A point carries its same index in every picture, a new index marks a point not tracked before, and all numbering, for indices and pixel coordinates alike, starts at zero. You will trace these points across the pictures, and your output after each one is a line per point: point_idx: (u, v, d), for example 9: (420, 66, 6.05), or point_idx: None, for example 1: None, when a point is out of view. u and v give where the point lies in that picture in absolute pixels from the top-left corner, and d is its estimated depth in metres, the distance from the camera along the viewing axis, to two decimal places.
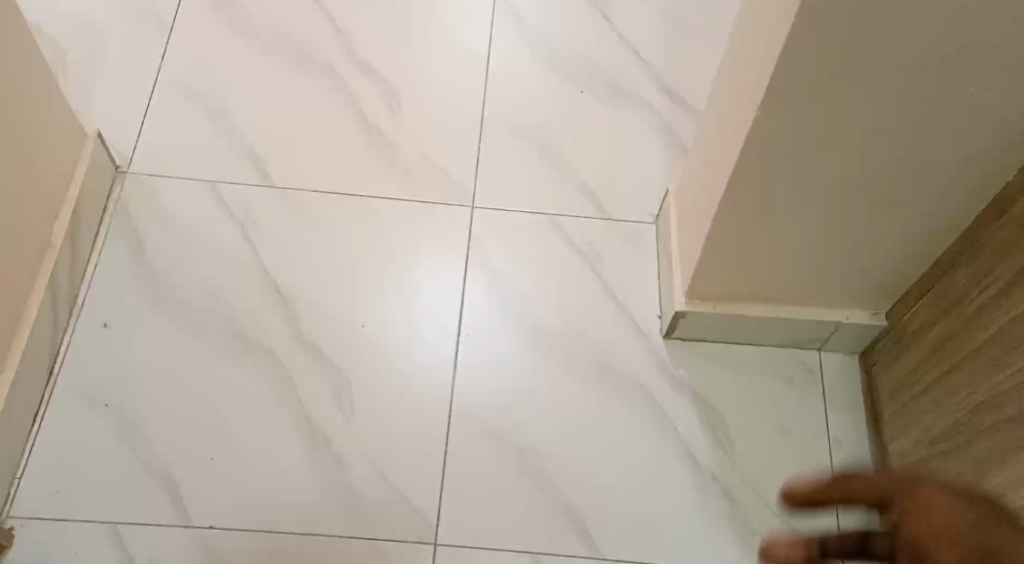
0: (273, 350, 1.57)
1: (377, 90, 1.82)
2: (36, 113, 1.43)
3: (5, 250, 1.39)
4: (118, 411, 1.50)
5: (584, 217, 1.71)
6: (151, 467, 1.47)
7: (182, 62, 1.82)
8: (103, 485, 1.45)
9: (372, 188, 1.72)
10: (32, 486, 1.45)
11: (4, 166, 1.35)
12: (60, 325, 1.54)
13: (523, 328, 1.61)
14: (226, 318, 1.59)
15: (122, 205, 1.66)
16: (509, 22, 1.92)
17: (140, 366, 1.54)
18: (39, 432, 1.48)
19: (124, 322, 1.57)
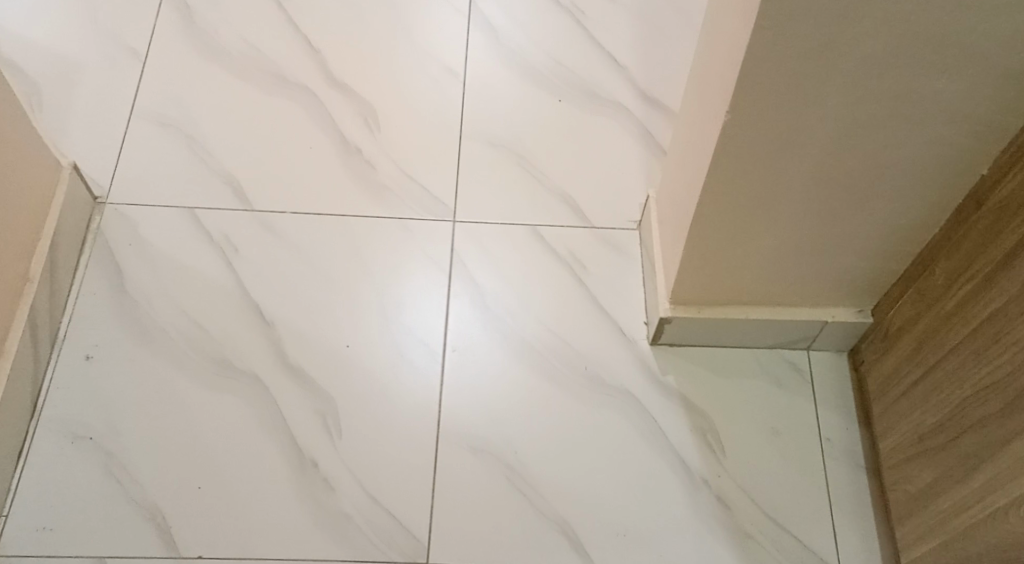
0: (258, 374, 1.56)
1: (352, 107, 1.82)
2: (8, 146, 1.41)
3: None
4: (103, 444, 1.49)
5: (565, 226, 1.71)
6: (139, 499, 1.45)
7: (157, 88, 1.81)
8: (90, 520, 1.44)
9: (351, 207, 1.71)
10: (18, 524, 1.43)
11: None
12: (42, 360, 1.53)
13: (508, 340, 1.60)
14: (209, 345, 1.57)
15: (101, 236, 1.65)
16: (483, 33, 1.92)
17: (125, 398, 1.52)
18: (23, 469, 1.46)
19: (106, 353, 1.55)
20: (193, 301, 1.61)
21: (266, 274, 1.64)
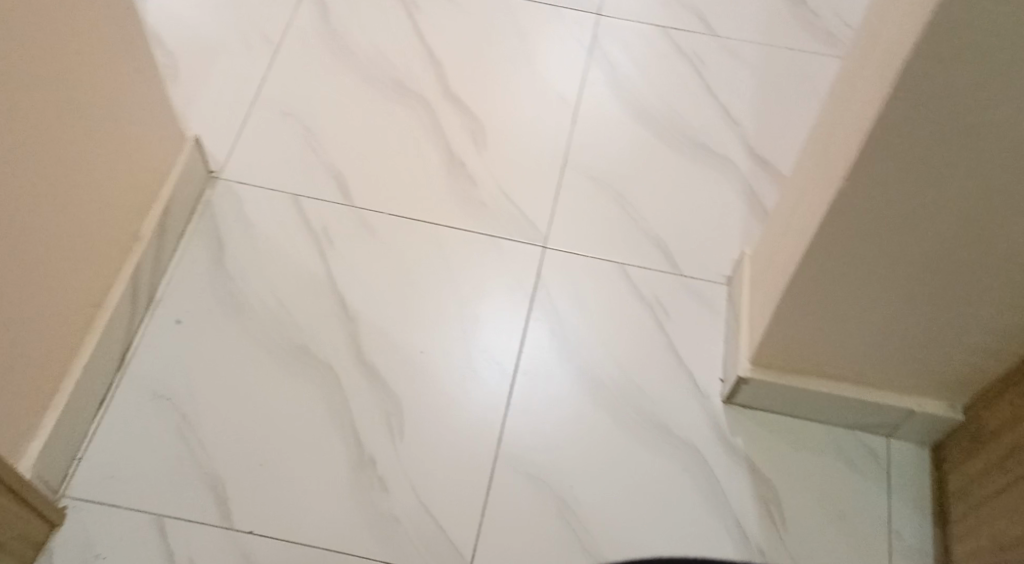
0: (333, 365, 1.59)
1: (463, 123, 1.86)
2: (143, 111, 1.49)
3: (96, 237, 1.44)
4: (179, 406, 1.54)
5: (654, 270, 1.71)
6: (204, 465, 1.50)
7: (283, 78, 1.88)
8: (156, 476, 1.48)
9: (447, 219, 1.74)
10: (89, 468, 1.48)
11: (105, 158, 1.41)
12: (136, 317, 1.59)
13: (580, 374, 1.61)
14: (292, 329, 1.62)
15: (210, 209, 1.72)
16: (601, 69, 1.94)
17: (206, 366, 1.57)
18: (103, 417, 1.52)
19: (196, 321, 1.61)
20: (283, 285, 1.65)
21: (356, 271, 1.68)
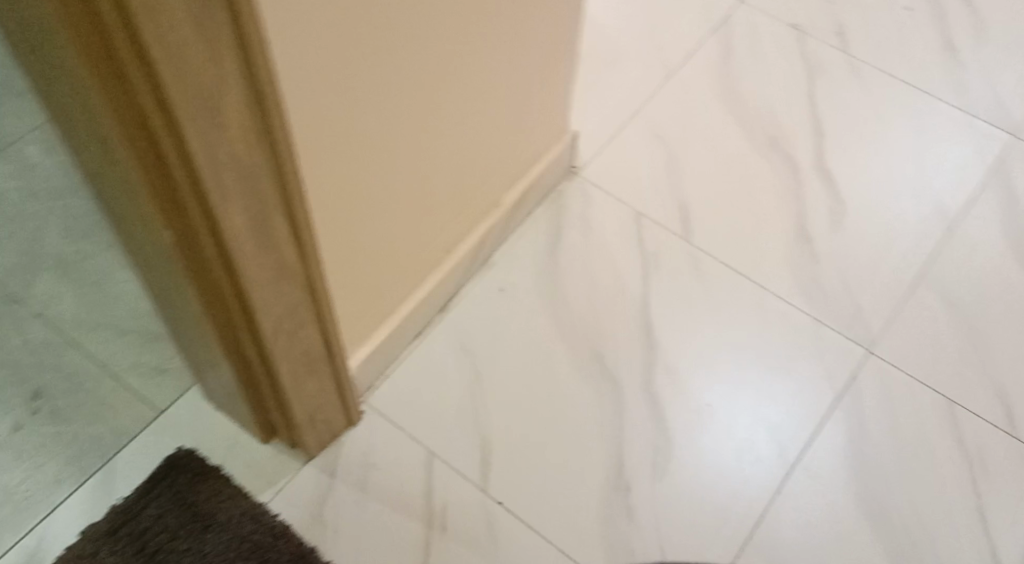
0: (618, 380, 1.52)
1: (826, 197, 1.75)
2: (551, 100, 1.51)
3: (473, 211, 1.51)
4: (474, 360, 1.53)
5: (984, 422, 1.51)
6: (483, 422, 1.47)
7: (666, 100, 1.87)
8: (444, 414, 1.47)
9: (776, 284, 1.64)
10: (391, 389, 1.49)
11: (505, 154, 1.48)
12: (470, 267, 1.60)
13: (867, 494, 1.44)
14: (595, 330, 1.57)
15: (561, 200, 1.72)
16: (993, 194, 1.76)
17: (510, 334, 1.56)
18: (416, 348, 1.54)
19: (515, 293, 1.60)
20: (601, 290, 1.61)
21: (670, 302, 1.61)
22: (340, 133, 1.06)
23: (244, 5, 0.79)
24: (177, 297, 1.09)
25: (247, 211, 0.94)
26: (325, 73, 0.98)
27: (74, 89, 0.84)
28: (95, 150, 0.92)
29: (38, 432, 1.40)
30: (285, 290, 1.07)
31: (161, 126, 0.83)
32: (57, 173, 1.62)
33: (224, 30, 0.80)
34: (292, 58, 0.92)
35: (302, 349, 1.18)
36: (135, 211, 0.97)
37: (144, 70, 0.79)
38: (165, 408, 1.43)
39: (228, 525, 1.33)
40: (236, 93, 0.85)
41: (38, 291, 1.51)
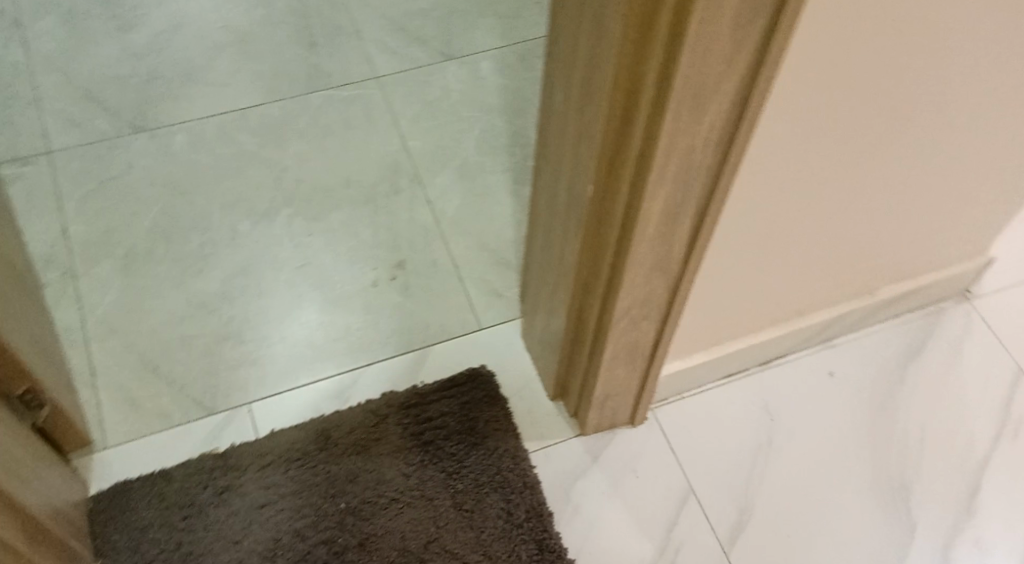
0: (910, 503, 1.14)
1: None
2: (1005, 216, 1.14)
3: (826, 295, 1.15)
4: (771, 405, 1.21)
5: None
6: (762, 483, 1.15)
7: None
8: (717, 454, 1.17)
9: None
10: (662, 414, 1.20)
11: (902, 258, 1.15)
12: (820, 336, 1.24)
13: None
14: (909, 438, 1.19)
15: (939, 323, 1.29)
16: None
17: (825, 399, 1.22)
18: (706, 391, 1.22)
19: (850, 381, 1.23)
20: (937, 401, 1.22)
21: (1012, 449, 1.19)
22: (787, 175, 0.86)
23: (781, 42, 0.66)
24: (559, 229, 0.94)
25: (667, 204, 0.78)
26: (818, 107, 0.79)
27: (590, 10, 0.71)
28: (570, 51, 0.77)
29: (349, 263, 1.32)
30: (659, 284, 0.88)
31: (640, 101, 0.70)
32: (492, 50, 1.54)
33: (746, 46, 0.66)
34: (778, 127, 0.79)
35: (627, 352, 0.99)
36: (563, 120, 0.84)
37: (667, 49, 0.66)
38: (488, 327, 1.26)
39: (491, 454, 1.15)
40: (737, 96, 0.70)
41: (414, 141, 1.44)
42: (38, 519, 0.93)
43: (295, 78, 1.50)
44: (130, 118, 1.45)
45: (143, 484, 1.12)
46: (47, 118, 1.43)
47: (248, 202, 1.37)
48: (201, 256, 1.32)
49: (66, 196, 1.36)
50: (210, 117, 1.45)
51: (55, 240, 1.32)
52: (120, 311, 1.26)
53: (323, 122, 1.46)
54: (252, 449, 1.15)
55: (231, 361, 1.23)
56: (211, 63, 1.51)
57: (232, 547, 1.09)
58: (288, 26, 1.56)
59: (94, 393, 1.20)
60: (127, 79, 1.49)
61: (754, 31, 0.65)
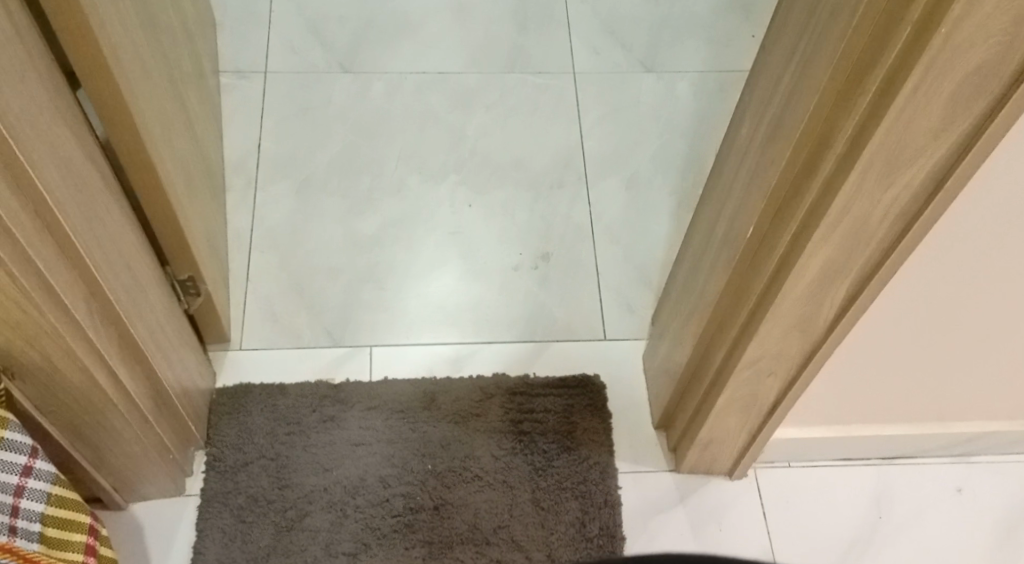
0: None
1: None
2: None
3: (978, 412, 1.05)
4: (882, 502, 1.15)
5: None
6: None
7: None
8: (809, 532, 1.12)
9: None
10: (765, 476, 1.16)
11: None
12: (957, 449, 1.16)
13: None
14: None
15: None
16: None
17: (942, 514, 1.14)
18: (819, 466, 1.16)
19: (976, 503, 1.15)
20: None
21: None
22: (956, 280, 0.79)
23: (987, 133, 0.63)
24: (710, 263, 0.94)
25: (826, 266, 0.76)
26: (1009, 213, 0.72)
27: (803, 55, 0.70)
28: (773, 92, 0.76)
29: (499, 242, 1.34)
30: (795, 343, 0.86)
31: (827, 155, 0.69)
32: (693, 72, 1.53)
33: (946, 130, 0.64)
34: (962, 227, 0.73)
35: (743, 401, 0.97)
36: (745, 158, 0.83)
37: (871, 110, 0.64)
38: (612, 339, 1.26)
39: (581, 462, 1.16)
40: (930, 176, 0.67)
41: (593, 141, 1.45)
42: (167, 394, 0.99)
43: (499, 55, 1.54)
44: (339, 55, 1.52)
45: (259, 392, 1.18)
46: (269, 38, 1.53)
47: (423, 160, 1.42)
48: (366, 198, 1.37)
49: (265, 112, 1.44)
50: (411, 72, 1.51)
51: (245, 150, 1.40)
52: (283, 229, 1.33)
53: (512, 102, 1.49)
54: (363, 390, 1.20)
55: (365, 303, 1.28)
56: (426, 22, 1.57)
57: (319, 474, 1.14)
58: (505, 5, 1.60)
59: (243, 296, 1.27)
60: (347, 18, 1.56)
61: (967, 114, 0.63)
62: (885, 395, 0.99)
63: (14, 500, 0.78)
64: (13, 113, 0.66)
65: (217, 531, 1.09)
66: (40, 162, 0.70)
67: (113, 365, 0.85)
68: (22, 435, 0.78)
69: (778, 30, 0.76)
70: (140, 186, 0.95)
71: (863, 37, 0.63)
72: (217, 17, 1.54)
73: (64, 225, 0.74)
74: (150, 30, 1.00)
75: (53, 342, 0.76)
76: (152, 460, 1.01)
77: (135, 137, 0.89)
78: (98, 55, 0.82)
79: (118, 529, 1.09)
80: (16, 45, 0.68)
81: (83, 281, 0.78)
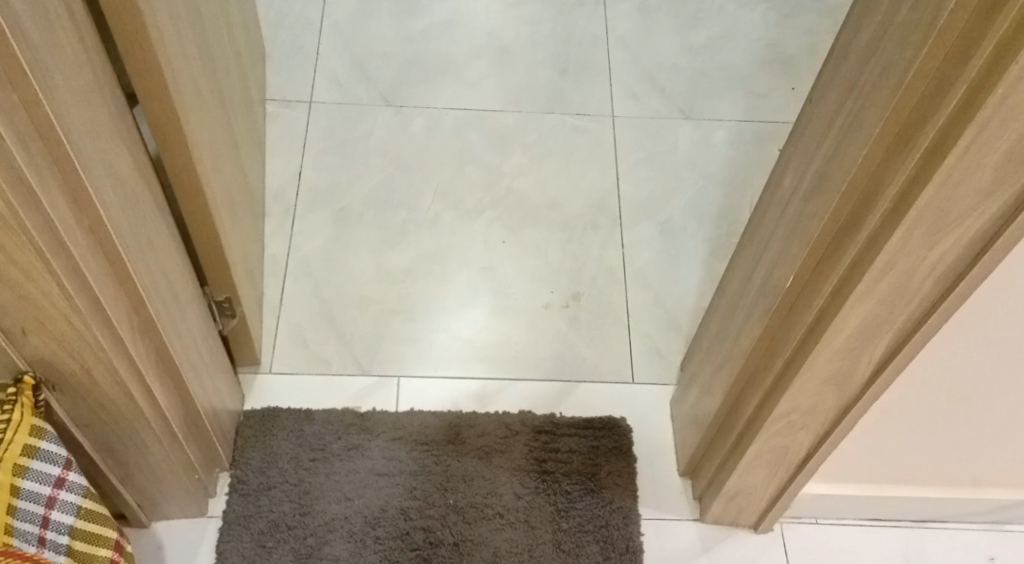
0: None
1: None
2: None
3: (1011, 480, 1.03)
4: None
5: None
6: None
7: None
8: None
9: None
10: (792, 532, 1.14)
11: None
12: (990, 517, 1.14)
13: None
14: None
15: None
16: None
17: None
18: (848, 525, 1.15)
19: None
20: None
21: None
22: (995, 343, 0.78)
23: None
24: (744, 314, 0.93)
25: (866, 321, 0.75)
26: None
27: (851, 110, 0.70)
28: (818, 146, 0.77)
29: (531, 281, 1.35)
30: (830, 398, 0.86)
31: (873, 211, 0.69)
32: (731, 121, 1.54)
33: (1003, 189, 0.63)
34: (1004, 290, 0.72)
35: (773, 454, 0.97)
36: (785, 211, 0.83)
37: (920, 167, 0.64)
38: (640, 384, 1.26)
39: (604, 505, 1.15)
40: (978, 236, 0.67)
41: (628, 186, 1.45)
42: (198, 414, 1.00)
43: (539, 96, 1.55)
44: (383, 89, 1.54)
45: (286, 416, 1.19)
46: (315, 69, 1.55)
47: (459, 196, 1.43)
48: (402, 231, 1.38)
49: (308, 142, 1.46)
50: (452, 109, 1.53)
51: (286, 178, 1.42)
52: (317, 257, 1.35)
53: (550, 143, 1.50)
54: (389, 420, 1.20)
55: (395, 334, 1.28)
56: (469, 61, 1.59)
57: (341, 503, 1.13)
58: (549, 47, 1.62)
59: (275, 321, 1.28)
60: (392, 54, 1.59)
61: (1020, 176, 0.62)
62: (918, 456, 0.97)
63: (45, 512, 0.79)
64: (76, 131, 0.68)
65: (236, 555, 1.09)
66: (98, 180, 0.72)
67: (150, 382, 0.86)
68: (56, 446, 0.79)
69: (825, 86, 0.76)
70: (186, 207, 0.96)
71: (916, 95, 0.63)
72: (267, 48, 1.57)
73: (116, 242, 0.75)
74: (206, 56, 1.02)
75: (95, 356, 0.77)
76: (178, 479, 1.01)
77: (185, 159, 0.91)
78: (157, 79, 0.83)
79: (139, 546, 1.09)
80: (82, 62, 0.69)
81: (128, 297, 0.80)
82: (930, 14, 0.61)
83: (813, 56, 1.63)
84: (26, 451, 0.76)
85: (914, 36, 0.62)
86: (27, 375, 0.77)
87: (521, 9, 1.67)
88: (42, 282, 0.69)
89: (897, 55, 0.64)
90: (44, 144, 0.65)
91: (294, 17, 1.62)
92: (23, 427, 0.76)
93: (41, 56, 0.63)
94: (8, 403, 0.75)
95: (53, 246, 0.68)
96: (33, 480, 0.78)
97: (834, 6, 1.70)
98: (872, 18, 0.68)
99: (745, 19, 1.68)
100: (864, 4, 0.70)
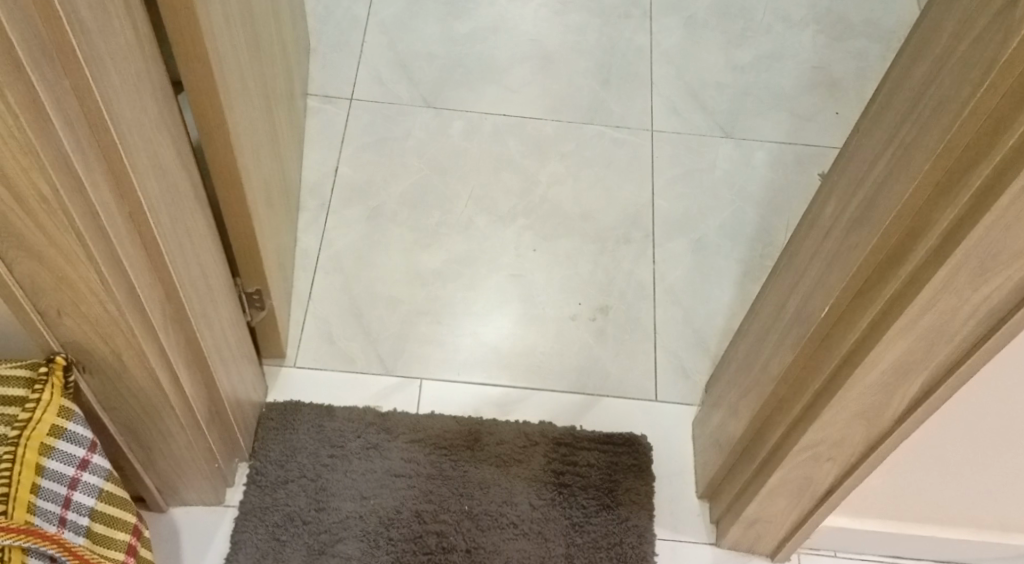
0: None
1: None
2: None
3: None
4: None
5: None
6: None
7: None
8: None
9: None
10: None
11: None
12: None
13: None
14: None
15: None
16: None
17: None
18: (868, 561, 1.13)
19: None
20: None
21: None
22: None
23: None
24: (775, 340, 0.92)
25: (902, 357, 0.74)
26: None
27: (901, 143, 0.69)
28: (863, 177, 0.76)
29: (561, 291, 1.34)
30: (858, 432, 0.85)
31: (919, 246, 0.68)
32: (772, 142, 1.52)
33: None
34: None
35: (796, 483, 0.95)
36: (825, 240, 0.82)
37: (972, 206, 0.63)
38: (663, 402, 1.25)
39: (619, 522, 1.14)
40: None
41: (664, 201, 1.45)
42: (222, 404, 1.01)
43: (580, 106, 1.55)
44: (425, 90, 1.54)
45: (308, 411, 1.19)
46: (358, 66, 1.56)
47: (493, 201, 1.43)
48: (435, 232, 1.38)
49: (346, 138, 1.47)
50: (492, 114, 1.53)
51: (323, 173, 1.42)
52: (349, 254, 1.35)
53: (588, 153, 1.49)
54: (409, 422, 1.20)
55: (421, 336, 1.28)
56: (512, 67, 1.59)
57: (356, 501, 1.13)
58: (592, 57, 1.61)
59: (303, 315, 1.28)
60: (435, 55, 1.59)
61: None
62: (944, 496, 0.96)
63: (68, 492, 0.79)
64: (123, 119, 0.68)
65: (250, 546, 1.09)
66: (141, 168, 0.72)
67: (178, 370, 0.86)
68: (83, 429, 0.80)
69: (875, 117, 0.75)
70: (224, 198, 0.97)
71: (971, 133, 0.62)
72: (313, 42, 1.58)
73: (154, 230, 0.75)
74: (253, 48, 1.03)
75: (126, 341, 0.77)
76: (199, 467, 1.02)
77: (227, 151, 0.92)
78: (205, 68, 0.84)
79: (155, 530, 1.10)
80: (135, 50, 0.70)
81: (163, 285, 0.80)
82: (991, 52, 0.60)
83: (859, 81, 1.61)
84: (54, 431, 0.77)
85: (973, 73, 0.61)
86: (59, 355, 0.78)
87: (567, 17, 1.67)
88: (80, 265, 0.69)
89: (952, 90, 0.63)
90: (92, 130, 0.66)
91: (341, 14, 1.63)
92: (52, 407, 0.76)
93: (93, 42, 0.63)
94: (39, 382, 0.76)
95: (94, 232, 0.68)
96: (59, 460, 0.78)
97: (884, 32, 1.68)
98: (929, 53, 0.67)
99: (792, 40, 1.66)
100: (921, 37, 0.69)
